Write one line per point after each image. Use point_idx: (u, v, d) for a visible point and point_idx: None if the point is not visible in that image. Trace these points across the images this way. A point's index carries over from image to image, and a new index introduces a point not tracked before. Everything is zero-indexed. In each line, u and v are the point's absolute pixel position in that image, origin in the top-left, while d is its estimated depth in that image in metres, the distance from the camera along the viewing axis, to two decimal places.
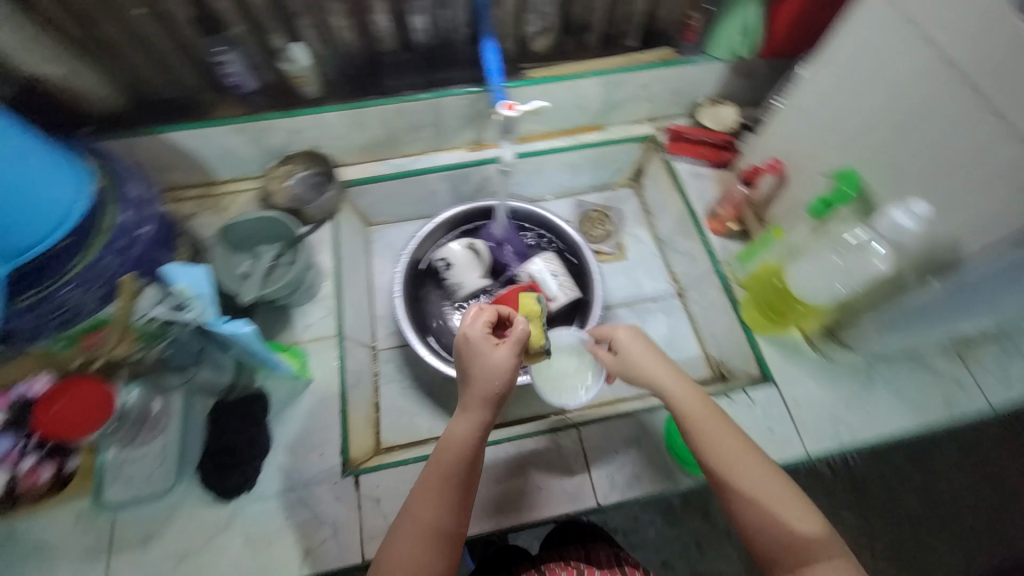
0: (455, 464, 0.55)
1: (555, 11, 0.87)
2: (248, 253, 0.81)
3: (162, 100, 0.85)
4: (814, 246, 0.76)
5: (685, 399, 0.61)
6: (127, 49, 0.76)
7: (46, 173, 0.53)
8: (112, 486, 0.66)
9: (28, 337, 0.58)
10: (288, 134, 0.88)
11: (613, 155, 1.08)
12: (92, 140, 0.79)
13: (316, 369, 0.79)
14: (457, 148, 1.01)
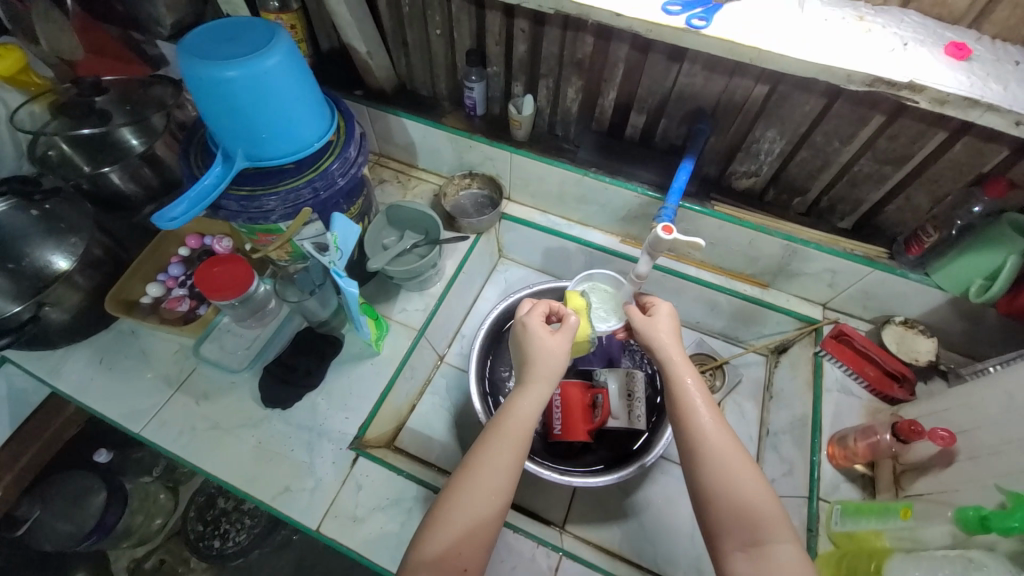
0: (511, 430, 0.61)
1: (770, 163, 0.85)
2: (397, 231, 0.95)
3: (416, 94, 1.05)
4: (936, 554, 0.57)
5: (674, 361, 0.62)
6: (416, 52, 0.97)
7: (308, 115, 0.68)
8: (209, 343, 0.85)
9: (230, 214, 0.70)
10: (483, 157, 1.01)
11: (760, 318, 0.99)
12: (357, 101, 1.02)
13: (388, 346, 0.88)
14: (610, 234, 1.04)
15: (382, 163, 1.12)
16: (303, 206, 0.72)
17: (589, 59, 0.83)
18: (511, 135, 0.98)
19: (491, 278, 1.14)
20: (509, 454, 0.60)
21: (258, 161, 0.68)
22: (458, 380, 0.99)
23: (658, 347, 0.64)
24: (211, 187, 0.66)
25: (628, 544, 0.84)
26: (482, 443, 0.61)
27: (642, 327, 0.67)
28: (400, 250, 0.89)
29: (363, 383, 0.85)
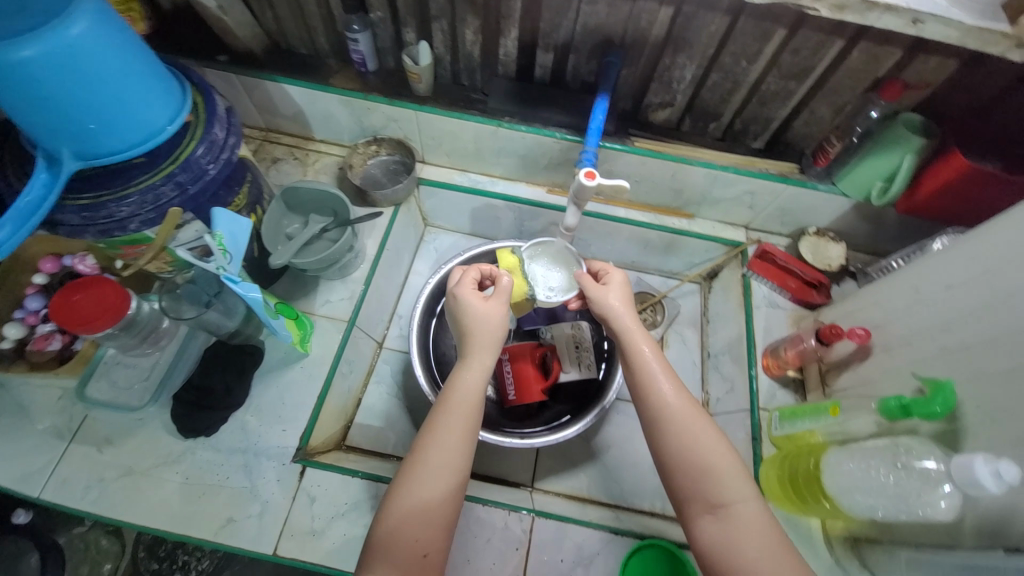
0: (462, 408, 0.57)
1: (685, 91, 0.82)
2: (301, 217, 0.85)
3: (294, 52, 0.90)
4: (865, 444, 0.62)
5: (631, 336, 0.60)
6: (280, 2, 0.81)
7: (148, 94, 0.55)
8: (96, 382, 0.73)
9: (71, 231, 0.59)
10: (386, 119, 0.90)
11: (690, 249, 1.01)
12: (222, 69, 0.85)
13: (316, 345, 0.80)
14: (536, 185, 0.99)
15: (270, 140, 0.98)
16: (169, 205, 0.61)
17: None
18: (412, 91, 0.88)
19: (421, 251, 1.07)
20: (463, 433, 0.56)
21: (93, 159, 0.55)
22: (402, 363, 0.94)
23: (611, 315, 0.62)
24: (39, 200, 0.53)
25: (597, 485, 0.88)
26: (432, 424, 0.57)
27: (593, 295, 0.64)
28: (308, 237, 0.79)
29: (295, 389, 0.77)
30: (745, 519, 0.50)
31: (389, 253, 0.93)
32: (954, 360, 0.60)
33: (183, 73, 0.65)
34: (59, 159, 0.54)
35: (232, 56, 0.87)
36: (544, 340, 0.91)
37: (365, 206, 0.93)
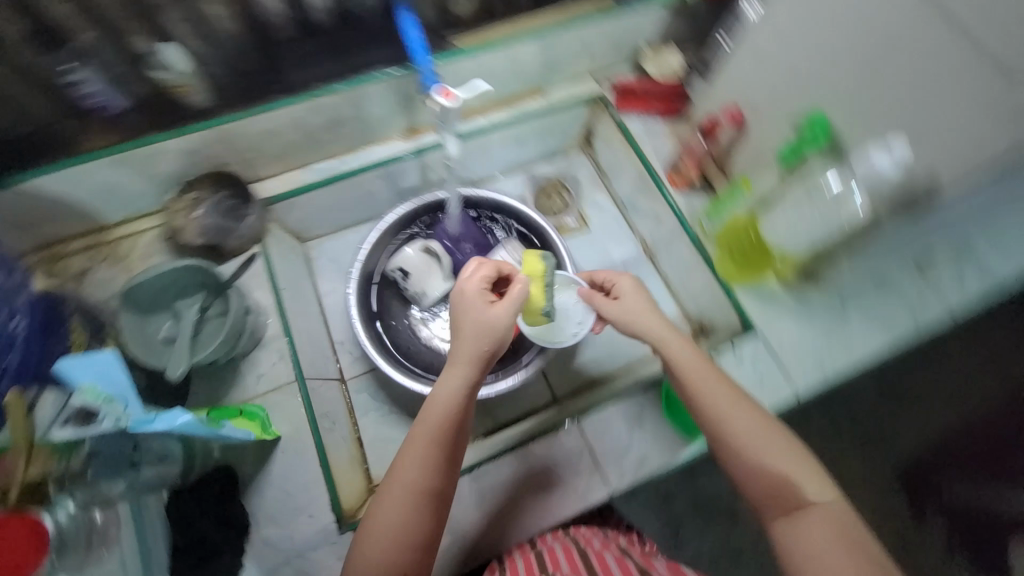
0: (445, 414, 0.55)
1: None
2: (167, 312, 0.71)
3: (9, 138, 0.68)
4: (786, 192, 0.73)
5: (673, 346, 0.60)
6: None
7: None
8: None
9: None
10: (185, 155, 0.74)
11: (559, 123, 0.98)
12: None
13: (282, 424, 0.70)
14: (389, 140, 0.88)
15: (63, 254, 0.75)
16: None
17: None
18: (189, 106, 0.74)
19: (318, 269, 0.94)
20: (438, 448, 0.54)
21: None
22: (375, 382, 0.88)
23: (640, 332, 0.63)
24: None
25: (603, 362, 0.92)
26: (409, 441, 0.55)
27: (621, 321, 0.64)
28: (191, 326, 0.68)
29: (292, 475, 0.68)
30: (812, 522, 0.49)
31: (289, 292, 0.82)
32: (809, 88, 0.70)
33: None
34: None
35: None
36: None
37: (230, 263, 0.79)
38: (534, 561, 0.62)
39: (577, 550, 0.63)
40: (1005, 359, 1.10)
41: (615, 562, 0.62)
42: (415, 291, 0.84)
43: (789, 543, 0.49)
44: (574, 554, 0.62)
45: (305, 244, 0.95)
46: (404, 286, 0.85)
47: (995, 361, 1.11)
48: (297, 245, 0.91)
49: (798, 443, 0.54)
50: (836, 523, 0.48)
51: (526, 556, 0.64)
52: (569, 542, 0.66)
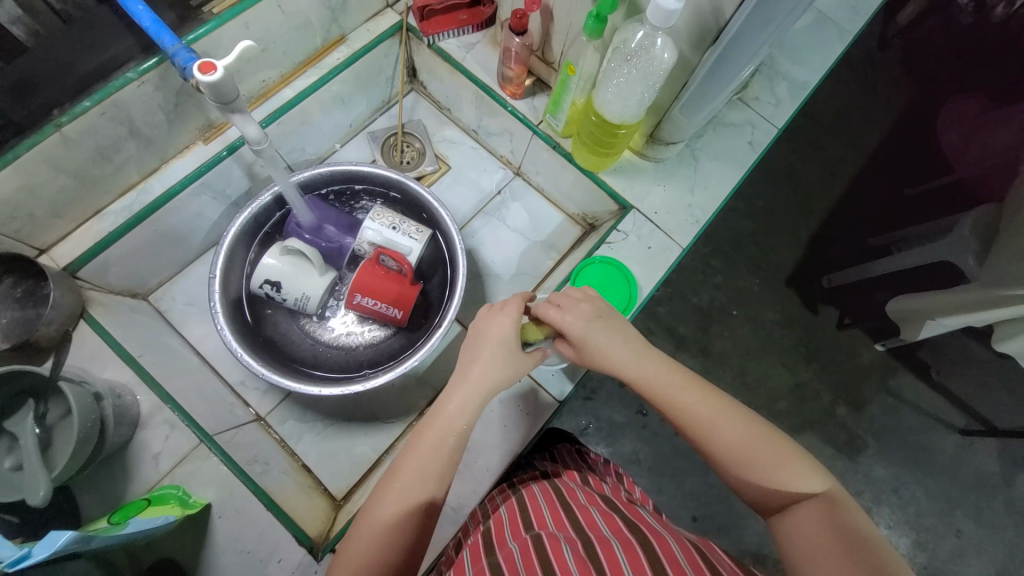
0: (441, 439, 0.58)
1: (470, 73, 0.96)
2: (56, 400, 0.62)
3: None
4: (686, 251, 0.90)
5: (645, 370, 0.62)
6: None
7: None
8: None
9: None
10: (169, 187, 0.81)
11: (524, 187, 1.06)
12: None
13: (206, 489, 0.68)
14: (191, 149, 0.83)
15: None
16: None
17: (234, 17, 0.74)
18: (183, 123, 0.79)
19: (176, 319, 0.90)
20: (428, 473, 0.56)
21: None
22: (295, 409, 0.89)
23: (606, 358, 0.64)
24: None
25: None
26: (404, 460, 0.57)
27: (577, 338, 0.65)
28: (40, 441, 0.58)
29: (239, 513, 0.68)
30: (806, 517, 0.52)
31: (225, 311, 0.79)
32: (708, 188, 0.92)
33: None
34: None
35: None
36: (365, 251, 0.86)
37: (48, 357, 0.70)
38: (520, 511, 0.61)
39: (561, 501, 0.61)
40: (904, 429, 1.31)
41: (600, 514, 0.59)
42: (296, 297, 0.83)
43: (791, 539, 0.51)
44: (559, 504, 0.60)
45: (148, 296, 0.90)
46: (278, 298, 0.83)
47: (834, 181, 1.44)
48: (136, 300, 0.87)
49: (790, 441, 0.57)
50: (831, 517, 0.51)
51: (509, 504, 0.64)
52: (549, 490, 0.65)
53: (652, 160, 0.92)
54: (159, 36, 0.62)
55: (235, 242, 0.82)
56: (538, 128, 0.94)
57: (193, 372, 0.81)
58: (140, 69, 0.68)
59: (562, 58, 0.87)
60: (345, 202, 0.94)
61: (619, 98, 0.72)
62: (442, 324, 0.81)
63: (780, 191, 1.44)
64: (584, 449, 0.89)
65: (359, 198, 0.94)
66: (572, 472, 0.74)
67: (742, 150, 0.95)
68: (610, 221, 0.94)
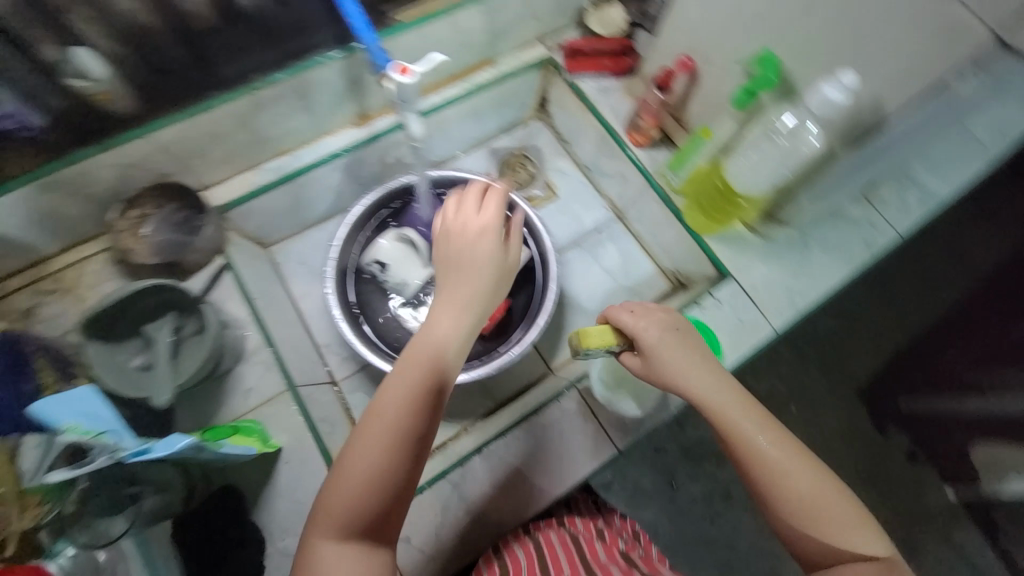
0: (428, 363, 0.59)
1: (601, 114, 1.00)
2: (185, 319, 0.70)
3: (177, 75, 0.74)
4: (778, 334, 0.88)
5: (717, 397, 0.60)
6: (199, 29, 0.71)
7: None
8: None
9: None
10: (318, 158, 0.91)
11: (623, 230, 1.09)
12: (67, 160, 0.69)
13: (280, 435, 0.73)
14: (343, 130, 0.93)
15: (80, 260, 0.81)
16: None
17: (417, 26, 0.82)
18: (346, 106, 0.88)
19: (285, 272, 0.99)
20: (412, 400, 0.56)
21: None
22: (367, 382, 0.94)
23: (676, 380, 0.62)
24: None
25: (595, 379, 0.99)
26: (388, 388, 0.58)
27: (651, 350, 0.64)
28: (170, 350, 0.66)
29: (302, 465, 0.72)
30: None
31: (338, 278, 0.90)
32: (814, 277, 0.90)
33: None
34: None
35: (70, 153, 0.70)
36: None
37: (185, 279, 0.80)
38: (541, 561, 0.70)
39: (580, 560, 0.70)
40: None
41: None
42: (396, 282, 0.91)
43: None
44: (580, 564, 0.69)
45: (269, 246, 1.00)
46: (381, 279, 0.91)
47: (939, 299, 1.35)
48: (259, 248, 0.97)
49: (851, 497, 0.57)
50: None
51: (530, 550, 0.72)
52: (571, 547, 0.73)
53: (761, 237, 0.91)
54: (364, 36, 0.71)
55: (359, 220, 0.92)
56: (652, 177, 0.96)
57: (290, 324, 0.89)
58: (333, 56, 0.78)
59: (697, 120, 0.91)
60: None
61: (755, 172, 0.75)
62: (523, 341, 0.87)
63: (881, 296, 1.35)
64: (598, 498, 0.96)
65: None
66: (586, 522, 0.84)
67: (856, 247, 0.92)
68: (704, 285, 0.93)
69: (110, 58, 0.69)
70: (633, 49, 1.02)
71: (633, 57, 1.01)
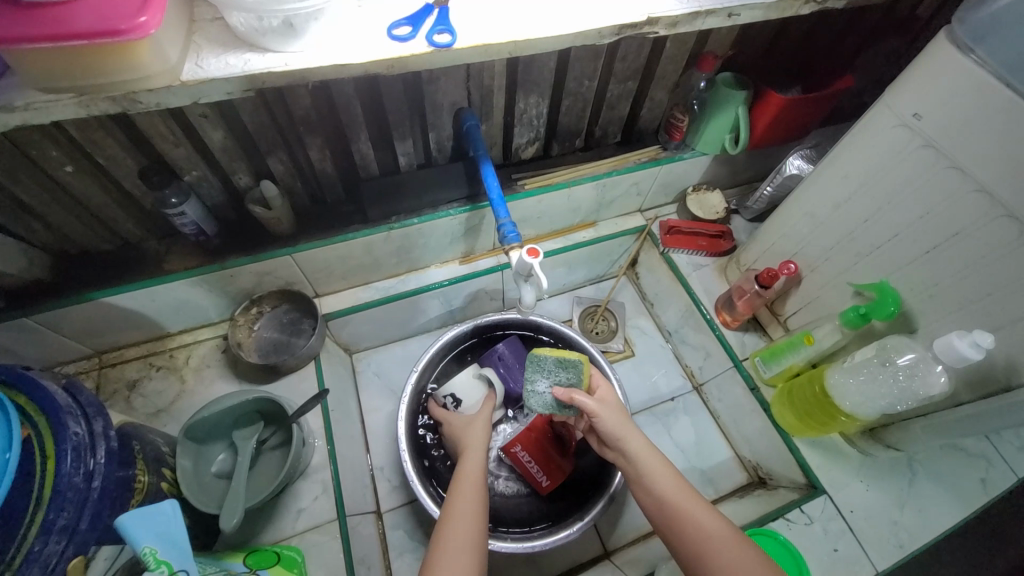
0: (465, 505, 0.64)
1: (692, 288, 1.03)
2: (269, 429, 0.73)
3: (330, 209, 0.86)
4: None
5: (713, 534, 0.57)
6: (361, 177, 0.84)
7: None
8: None
9: None
10: (419, 285, 0.98)
11: (699, 404, 1.04)
12: (219, 260, 0.79)
13: (318, 573, 0.69)
14: (448, 264, 1.01)
15: (191, 342, 0.88)
16: (64, 560, 0.44)
17: (537, 194, 0.93)
18: (456, 246, 0.98)
19: (360, 381, 1.02)
20: (472, 513, 0.63)
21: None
22: (410, 518, 0.88)
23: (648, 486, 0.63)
24: None
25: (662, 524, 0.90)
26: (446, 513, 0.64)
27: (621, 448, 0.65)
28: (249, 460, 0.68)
29: None
30: None
31: (410, 404, 0.90)
32: (923, 514, 0.80)
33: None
34: None
35: (223, 255, 0.80)
36: None
37: (280, 378, 0.86)
38: None
39: None
40: None
41: None
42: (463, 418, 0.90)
43: None
44: None
45: (352, 354, 1.05)
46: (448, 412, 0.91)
47: None
48: (344, 354, 1.02)
49: None
50: None
51: None
52: None
53: (860, 452, 0.85)
54: (497, 209, 0.75)
55: (443, 348, 0.96)
56: (741, 363, 0.94)
57: (353, 440, 0.89)
58: (458, 210, 0.88)
59: (794, 317, 0.91)
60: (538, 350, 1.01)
61: (865, 394, 0.70)
62: (588, 515, 0.79)
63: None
64: None
65: None
66: None
67: (967, 483, 0.81)
68: (791, 494, 0.84)
69: (286, 189, 0.80)
70: (729, 233, 1.06)
71: (728, 241, 1.06)
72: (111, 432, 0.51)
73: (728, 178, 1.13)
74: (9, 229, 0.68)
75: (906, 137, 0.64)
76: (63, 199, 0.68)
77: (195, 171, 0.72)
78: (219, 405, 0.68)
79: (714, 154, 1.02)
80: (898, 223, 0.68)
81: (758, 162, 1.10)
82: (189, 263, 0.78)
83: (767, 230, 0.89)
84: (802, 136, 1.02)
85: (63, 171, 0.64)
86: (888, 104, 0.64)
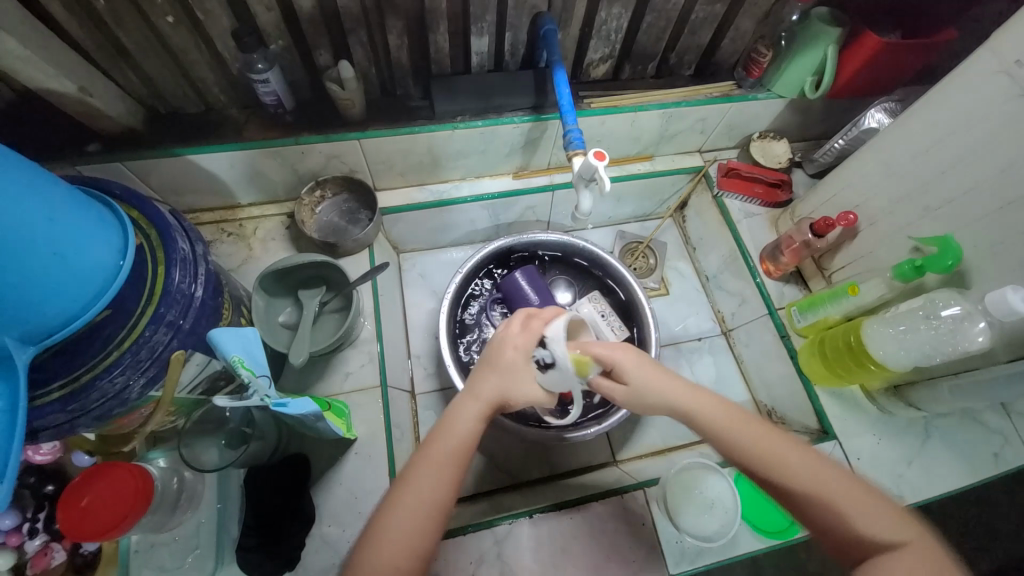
0: (442, 445, 0.56)
1: (740, 234, 1.02)
2: (326, 296, 0.80)
3: (398, 103, 0.88)
4: None
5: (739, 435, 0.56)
6: (432, 73, 0.85)
7: (78, 230, 0.45)
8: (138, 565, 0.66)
9: (58, 430, 0.49)
10: (471, 193, 1.01)
11: (724, 349, 1.07)
12: (292, 135, 0.82)
13: (360, 426, 0.78)
14: (501, 177, 1.03)
15: (258, 215, 0.94)
16: (169, 349, 0.52)
17: (601, 114, 0.92)
18: (512, 160, 0.99)
19: (405, 279, 1.08)
20: (448, 456, 0.55)
21: (46, 338, 0.45)
22: (440, 404, 0.96)
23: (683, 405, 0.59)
24: (88, 304, 0.46)
25: (670, 438, 0.96)
26: (425, 445, 0.57)
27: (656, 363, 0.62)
28: (310, 317, 0.76)
29: (362, 472, 0.75)
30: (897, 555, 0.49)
31: (452, 301, 0.96)
32: (929, 471, 0.82)
33: (97, 187, 0.55)
34: (43, 334, 0.45)
35: (295, 131, 0.83)
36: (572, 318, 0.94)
37: (336, 257, 0.93)
38: None
39: None
40: None
41: None
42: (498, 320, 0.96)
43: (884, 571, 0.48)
44: None
45: (399, 254, 1.10)
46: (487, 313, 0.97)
47: None
48: (393, 253, 1.07)
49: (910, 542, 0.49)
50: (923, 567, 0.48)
51: None
52: None
53: (879, 408, 0.86)
54: (565, 116, 0.77)
55: (488, 256, 0.99)
56: (776, 312, 0.95)
57: (396, 327, 0.96)
58: (522, 119, 0.89)
59: (841, 272, 0.91)
60: (577, 272, 1.04)
61: (899, 345, 0.72)
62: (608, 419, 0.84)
63: (1010, 522, 1.12)
64: None
65: (591, 276, 1.03)
66: None
67: (979, 455, 0.84)
68: (802, 436, 0.88)
69: (360, 74, 0.82)
70: (788, 184, 1.04)
71: (786, 193, 1.04)
72: (207, 258, 0.58)
73: (797, 129, 1.09)
74: (109, 74, 0.72)
75: (1005, 85, 0.61)
76: (160, 52, 0.72)
77: (281, 41, 0.74)
78: (287, 264, 0.75)
79: (790, 98, 0.98)
80: (978, 176, 0.66)
81: (832, 115, 1.05)
82: (264, 134, 0.82)
83: (832, 180, 0.87)
84: (888, 90, 0.97)
85: (165, 22, 0.67)
86: (994, 48, 0.61)
